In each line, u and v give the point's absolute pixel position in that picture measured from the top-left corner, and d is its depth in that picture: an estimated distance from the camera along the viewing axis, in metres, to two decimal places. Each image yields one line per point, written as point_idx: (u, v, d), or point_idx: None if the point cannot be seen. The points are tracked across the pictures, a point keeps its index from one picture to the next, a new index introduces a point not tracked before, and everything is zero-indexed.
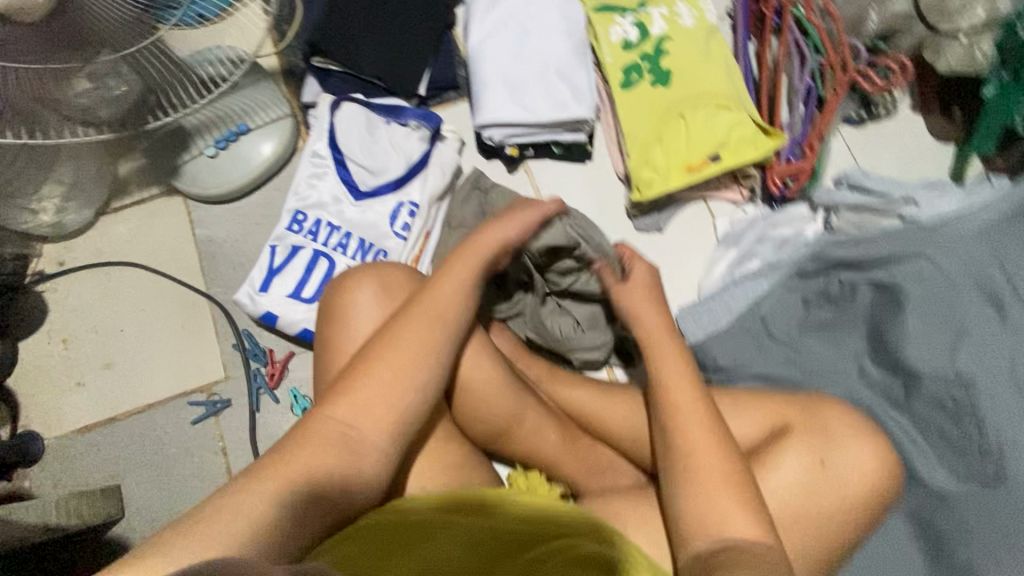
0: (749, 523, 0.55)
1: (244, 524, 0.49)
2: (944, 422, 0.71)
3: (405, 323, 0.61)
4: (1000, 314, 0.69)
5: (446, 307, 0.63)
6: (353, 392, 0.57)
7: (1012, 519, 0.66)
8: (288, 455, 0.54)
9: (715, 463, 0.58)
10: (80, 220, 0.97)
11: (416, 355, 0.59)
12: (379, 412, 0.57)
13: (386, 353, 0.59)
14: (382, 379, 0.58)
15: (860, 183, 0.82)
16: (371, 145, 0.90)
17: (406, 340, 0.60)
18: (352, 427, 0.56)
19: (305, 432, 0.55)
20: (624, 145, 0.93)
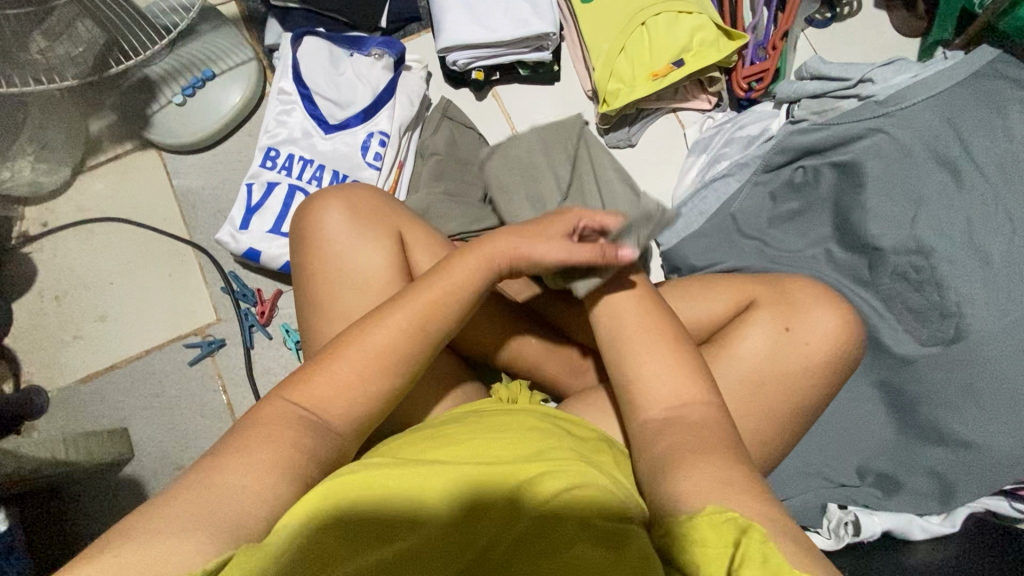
0: (688, 386, 0.53)
1: (210, 511, 0.41)
2: (908, 291, 0.74)
3: (390, 312, 0.53)
4: (955, 179, 0.74)
5: (445, 293, 0.55)
6: (321, 376, 0.50)
7: (972, 373, 0.70)
8: (246, 439, 0.46)
9: (658, 340, 0.56)
10: (58, 179, 0.98)
11: (400, 346, 0.52)
12: (350, 398, 0.50)
13: (366, 343, 0.52)
14: (355, 366, 0.51)
15: (820, 71, 0.84)
16: (336, 77, 0.91)
17: (386, 332, 0.52)
18: (316, 410, 0.49)
19: (265, 415, 0.48)
20: (591, 59, 0.93)
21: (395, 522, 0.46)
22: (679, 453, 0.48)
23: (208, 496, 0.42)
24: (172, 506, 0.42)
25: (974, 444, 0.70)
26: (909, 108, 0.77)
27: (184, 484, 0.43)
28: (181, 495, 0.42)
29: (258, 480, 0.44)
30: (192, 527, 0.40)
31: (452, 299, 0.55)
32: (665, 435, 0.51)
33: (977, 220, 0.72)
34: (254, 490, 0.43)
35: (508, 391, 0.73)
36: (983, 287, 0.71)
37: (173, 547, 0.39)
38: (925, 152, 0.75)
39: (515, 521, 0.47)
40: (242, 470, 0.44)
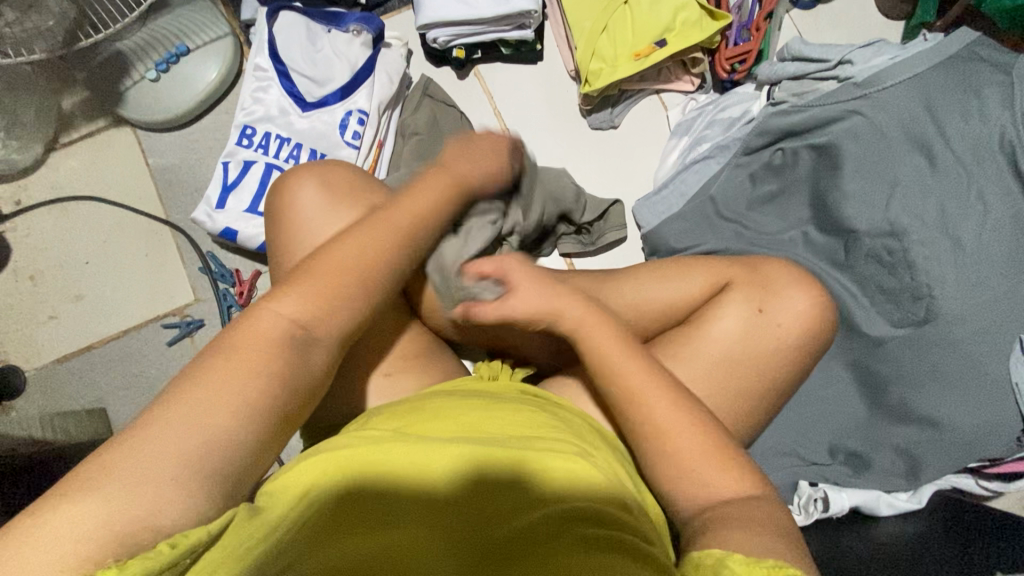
0: (732, 479, 0.53)
1: (181, 462, 0.41)
2: (881, 274, 0.74)
3: (341, 239, 0.55)
4: (930, 162, 0.74)
5: (399, 218, 0.58)
6: (282, 300, 0.50)
7: (940, 354, 0.71)
8: (214, 371, 0.45)
9: (689, 430, 0.54)
10: (30, 156, 0.96)
11: (358, 269, 0.54)
12: (306, 321, 0.50)
13: (323, 261, 0.53)
14: (314, 288, 0.52)
15: (801, 53, 0.84)
16: (314, 54, 0.89)
17: (349, 249, 0.54)
18: (296, 327, 0.50)
19: (216, 358, 0.46)
20: (573, 39, 0.92)
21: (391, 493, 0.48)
22: (725, 532, 0.48)
23: (179, 440, 0.42)
24: (142, 451, 0.41)
25: (941, 423, 0.71)
26: (887, 90, 0.77)
27: (146, 422, 0.42)
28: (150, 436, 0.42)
29: (226, 422, 0.43)
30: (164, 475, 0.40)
31: (404, 226, 0.58)
32: (712, 524, 0.50)
33: (949, 202, 0.73)
34: (225, 433, 0.43)
35: (488, 367, 0.73)
36: (953, 270, 0.72)
37: (144, 499, 0.39)
38: (902, 135, 0.75)
39: (496, 492, 0.49)
40: (200, 412, 0.43)
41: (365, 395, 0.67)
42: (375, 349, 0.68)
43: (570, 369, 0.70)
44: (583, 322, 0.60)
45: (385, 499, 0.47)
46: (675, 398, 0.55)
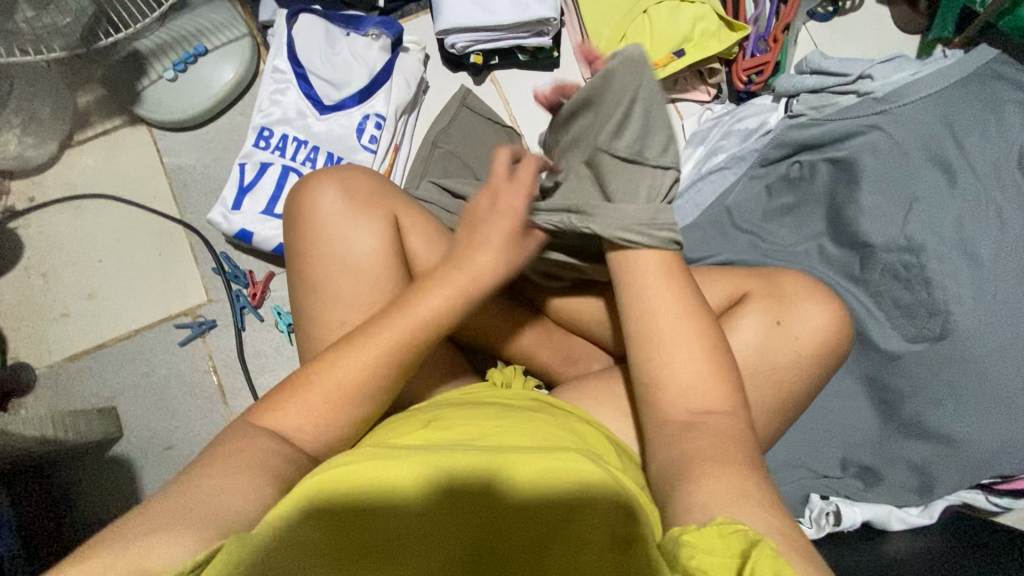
0: (711, 380, 0.50)
1: (175, 510, 0.41)
2: (898, 289, 0.74)
3: (356, 347, 0.52)
4: (947, 178, 0.74)
5: (411, 335, 0.53)
6: (289, 407, 0.50)
7: (956, 370, 0.72)
8: (217, 456, 0.46)
9: (685, 333, 0.51)
10: (45, 153, 0.95)
11: (366, 378, 0.51)
12: (315, 430, 0.51)
13: (325, 376, 0.51)
14: (318, 398, 0.51)
15: (820, 66, 0.84)
16: (333, 57, 0.89)
17: (358, 362, 0.51)
18: (290, 441, 0.50)
19: (234, 432, 0.49)
20: (592, 47, 0.92)
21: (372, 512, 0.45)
22: (699, 470, 0.45)
23: (175, 499, 0.42)
24: (144, 510, 0.41)
25: (955, 439, 0.72)
26: (906, 106, 0.77)
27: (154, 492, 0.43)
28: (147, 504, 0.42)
29: (225, 472, 0.44)
30: (159, 523, 0.40)
31: (411, 339, 0.52)
32: (691, 436, 0.48)
33: (966, 218, 0.73)
34: (219, 488, 0.43)
35: (501, 375, 0.73)
36: (970, 287, 0.72)
37: (141, 546, 0.38)
38: (920, 151, 0.75)
39: (473, 503, 0.47)
40: (219, 468, 0.45)
41: (380, 402, 0.67)
42: None
43: (586, 378, 0.70)
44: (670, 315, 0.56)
45: (361, 517, 0.45)
46: (679, 294, 0.53)
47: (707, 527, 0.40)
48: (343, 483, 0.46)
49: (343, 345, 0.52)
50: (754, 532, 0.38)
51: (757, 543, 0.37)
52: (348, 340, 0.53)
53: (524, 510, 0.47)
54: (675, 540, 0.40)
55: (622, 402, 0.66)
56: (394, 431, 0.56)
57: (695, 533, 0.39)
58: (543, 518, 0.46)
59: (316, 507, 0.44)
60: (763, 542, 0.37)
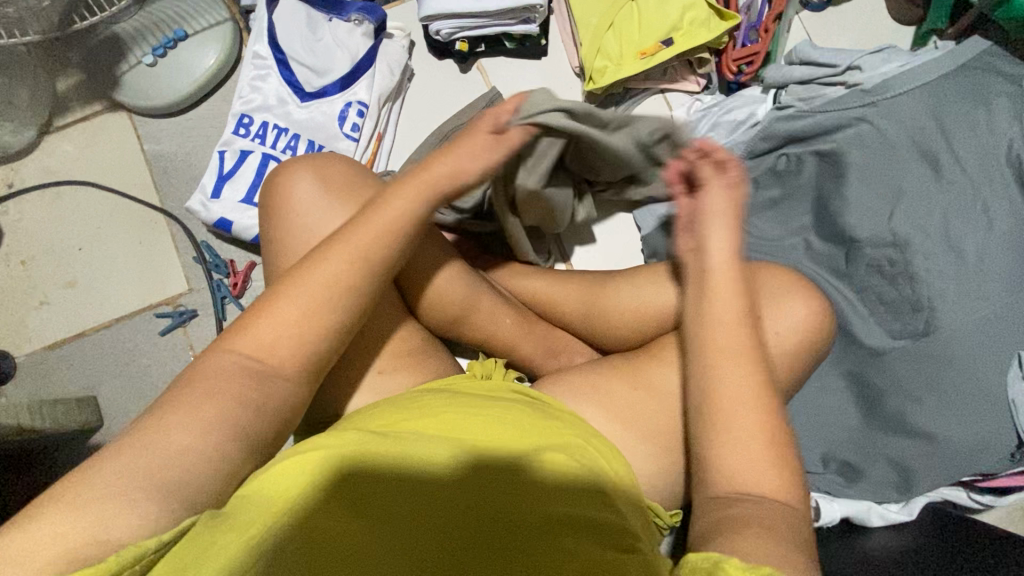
0: (758, 410, 0.49)
1: (145, 481, 0.41)
2: (883, 285, 0.74)
3: (330, 255, 0.51)
4: (935, 173, 0.73)
5: (377, 242, 0.53)
6: (260, 323, 0.49)
7: (939, 367, 0.71)
8: (188, 397, 0.45)
9: (748, 394, 0.49)
10: (24, 139, 0.94)
11: (335, 292, 0.51)
12: (282, 347, 0.49)
13: (300, 289, 0.50)
14: (292, 310, 0.50)
15: (809, 57, 0.83)
16: (314, 43, 0.87)
17: (325, 271, 0.51)
18: (256, 357, 0.48)
19: (192, 377, 0.47)
20: (580, 35, 0.91)
21: (375, 494, 0.48)
22: (740, 529, 0.44)
23: (146, 460, 0.41)
24: (113, 468, 0.41)
25: (936, 437, 0.71)
26: (896, 98, 0.75)
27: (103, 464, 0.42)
28: (115, 459, 0.41)
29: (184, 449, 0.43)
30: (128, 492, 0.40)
31: (387, 237, 0.53)
32: (728, 501, 0.47)
33: (953, 214, 0.72)
34: (194, 453, 0.43)
35: (481, 366, 0.72)
36: (955, 283, 0.71)
37: (105, 515, 0.39)
38: (909, 144, 0.74)
39: (481, 497, 0.49)
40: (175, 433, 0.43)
41: (356, 393, 0.66)
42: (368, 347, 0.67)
43: (565, 372, 0.70)
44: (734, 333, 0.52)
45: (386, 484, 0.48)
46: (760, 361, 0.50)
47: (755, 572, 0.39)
48: (346, 465, 0.48)
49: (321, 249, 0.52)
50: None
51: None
52: (326, 250, 0.52)
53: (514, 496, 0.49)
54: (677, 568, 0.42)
55: (600, 395, 0.66)
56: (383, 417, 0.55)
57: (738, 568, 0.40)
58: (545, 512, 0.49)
59: (327, 480, 0.47)
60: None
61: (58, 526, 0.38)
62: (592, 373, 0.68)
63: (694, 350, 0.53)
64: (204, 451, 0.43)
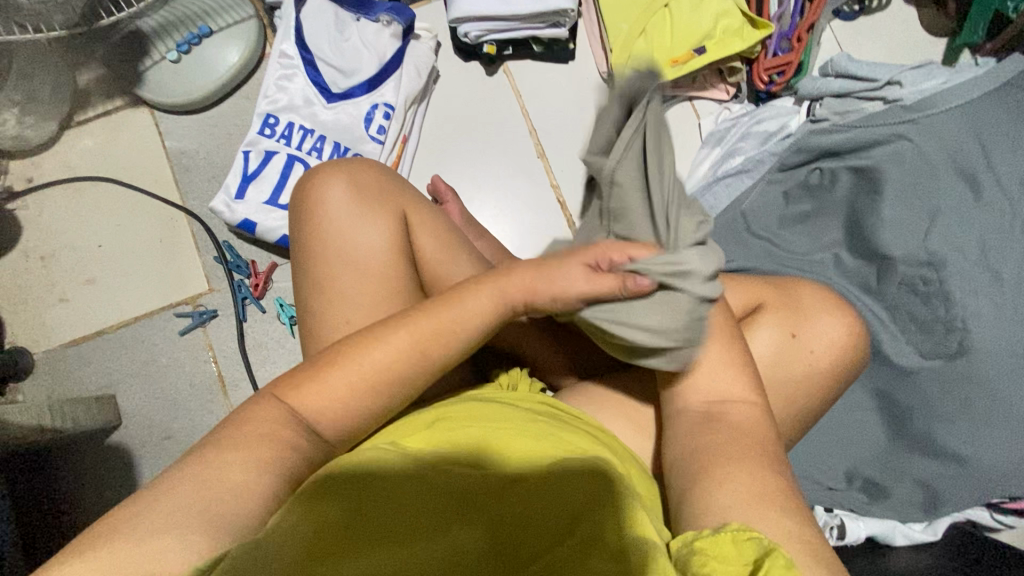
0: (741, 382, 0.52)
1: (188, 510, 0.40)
2: (915, 304, 0.73)
3: (391, 333, 0.52)
4: (973, 192, 0.72)
5: (435, 334, 0.52)
6: (320, 382, 0.50)
7: (970, 389, 0.70)
8: (226, 440, 0.45)
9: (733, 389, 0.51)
10: (44, 133, 0.93)
11: (391, 370, 0.51)
12: (334, 415, 0.49)
13: (361, 360, 0.50)
14: (352, 379, 0.50)
15: (847, 70, 0.82)
16: (341, 43, 0.86)
17: (386, 354, 0.51)
18: (307, 417, 0.48)
19: (246, 412, 0.48)
20: (609, 41, 0.89)
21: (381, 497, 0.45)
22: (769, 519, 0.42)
23: (187, 490, 0.41)
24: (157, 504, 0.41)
25: (964, 458, 0.71)
26: (935, 115, 0.75)
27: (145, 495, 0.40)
28: (161, 493, 0.41)
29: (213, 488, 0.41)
30: (174, 521, 0.39)
31: (457, 326, 0.53)
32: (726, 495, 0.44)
33: (990, 234, 0.71)
34: (227, 482, 0.42)
35: (508, 376, 0.71)
36: (990, 305, 0.70)
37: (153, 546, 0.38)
38: (947, 162, 0.73)
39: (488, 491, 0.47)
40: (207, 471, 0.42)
41: None
42: None
43: (593, 385, 0.69)
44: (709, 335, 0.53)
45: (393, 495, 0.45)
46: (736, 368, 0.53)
47: (721, 532, 0.41)
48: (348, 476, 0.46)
49: (386, 329, 0.52)
50: (767, 538, 0.39)
51: (768, 549, 0.38)
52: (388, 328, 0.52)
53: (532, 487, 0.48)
54: (688, 549, 0.41)
55: (630, 410, 0.65)
56: (389, 431, 0.55)
57: (708, 537, 0.41)
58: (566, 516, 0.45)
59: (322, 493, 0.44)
60: (772, 546, 0.39)
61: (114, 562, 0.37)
62: (622, 387, 0.68)
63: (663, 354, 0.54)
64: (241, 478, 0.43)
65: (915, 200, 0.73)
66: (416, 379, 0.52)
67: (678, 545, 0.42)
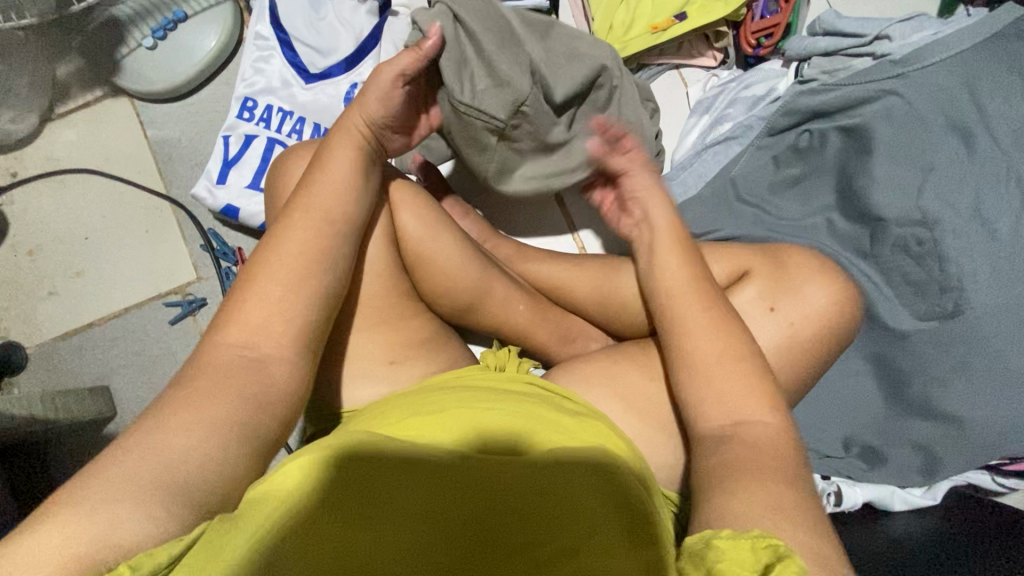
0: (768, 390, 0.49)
1: (157, 481, 0.40)
2: (909, 265, 0.71)
3: (293, 226, 0.54)
4: (967, 147, 0.70)
5: (336, 208, 0.56)
6: (245, 309, 0.50)
7: (967, 350, 0.69)
8: (181, 400, 0.45)
9: (706, 331, 0.53)
10: (25, 127, 0.92)
11: (314, 255, 0.53)
12: (281, 336, 0.50)
13: (273, 265, 0.52)
14: (276, 297, 0.51)
15: (833, 27, 0.80)
16: (316, 21, 0.84)
17: (295, 258, 0.52)
18: (245, 347, 0.49)
19: (199, 364, 0.48)
20: (591, 10, 0.89)
21: (385, 477, 0.46)
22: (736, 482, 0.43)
23: (154, 461, 0.41)
24: (115, 474, 0.39)
25: (962, 420, 0.69)
26: (926, 69, 0.72)
27: (111, 463, 0.40)
28: (117, 460, 0.41)
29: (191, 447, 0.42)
30: (140, 494, 0.39)
31: (341, 196, 0.56)
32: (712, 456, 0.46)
33: (985, 189, 0.69)
34: (199, 453, 0.42)
35: (495, 356, 0.70)
36: (987, 262, 0.68)
37: (107, 519, 0.37)
38: (940, 117, 0.71)
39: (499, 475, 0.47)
40: (180, 429, 0.43)
41: (368, 384, 0.65)
42: (381, 335, 0.66)
43: (580, 359, 0.68)
44: (690, 303, 0.55)
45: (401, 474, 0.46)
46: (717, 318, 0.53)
47: (741, 538, 0.37)
48: (348, 456, 0.46)
49: (280, 227, 0.54)
50: (787, 547, 0.35)
51: (783, 558, 0.34)
52: (312, 240, 0.54)
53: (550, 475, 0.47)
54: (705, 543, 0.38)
55: (618, 383, 0.64)
56: (377, 417, 0.55)
57: (727, 539, 0.37)
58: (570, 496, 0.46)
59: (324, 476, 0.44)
60: (789, 557, 0.34)
61: (56, 529, 0.36)
62: (609, 359, 0.67)
63: (683, 363, 0.53)
64: (217, 454, 0.43)
65: (908, 157, 0.71)
66: (341, 243, 0.55)
67: (689, 541, 0.40)
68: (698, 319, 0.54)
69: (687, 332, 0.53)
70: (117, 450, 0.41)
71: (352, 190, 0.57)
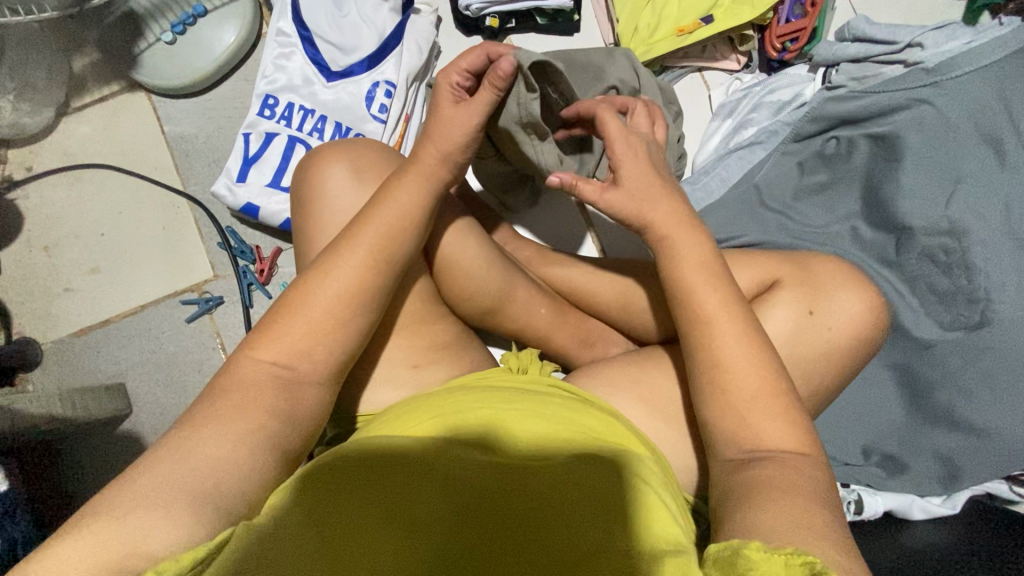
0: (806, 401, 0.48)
1: (194, 489, 0.40)
2: (935, 275, 0.71)
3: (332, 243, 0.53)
4: (997, 157, 0.70)
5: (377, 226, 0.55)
6: (280, 321, 0.49)
7: (992, 360, 0.69)
8: (212, 412, 0.44)
9: (734, 351, 0.50)
10: (40, 121, 0.91)
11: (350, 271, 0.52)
12: (310, 344, 0.49)
13: (310, 281, 0.51)
14: (313, 313, 0.50)
15: (865, 34, 0.79)
16: (340, 19, 0.84)
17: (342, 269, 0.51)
18: (278, 359, 0.48)
19: (231, 373, 0.47)
20: (615, 11, 0.89)
21: (395, 473, 0.46)
22: (770, 492, 0.43)
23: (185, 469, 0.40)
24: (146, 480, 0.39)
25: (985, 430, 0.69)
26: (958, 78, 0.72)
27: (138, 471, 0.40)
28: (145, 470, 0.40)
29: (221, 459, 0.42)
30: (174, 502, 0.38)
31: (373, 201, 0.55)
32: (747, 469, 0.46)
33: (1015, 201, 0.69)
34: (231, 463, 0.42)
35: (518, 359, 0.69)
36: (1014, 273, 0.68)
37: (144, 526, 0.37)
38: (971, 127, 0.71)
39: (509, 473, 0.47)
40: (210, 442, 0.42)
41: (393, 388, 0.64)
42: (405, 339, 0.66)
43: (604, 365, 0.68)
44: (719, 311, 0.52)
45: (410, 470, 0.47)
46: (744, 328, 0.51)
47: (772, 552, 0.36)
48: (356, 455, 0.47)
49: None
50: (822, 564, 0.34)
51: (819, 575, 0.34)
52: (347, 252, 0.52)
53: (561, 474, 0.48)
54: (733, 550, 0.38)
55: (644, 391, 0.64)
56: (392, 419, 0.55)
57: (759, 550, 0.37)
58: (580, 493, 0.47)
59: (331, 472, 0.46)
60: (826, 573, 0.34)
61: (94, 540, 0.36)
62: (634, 365, 0.66)
63: (706, 379, 0.50)
64: (250, 467, 0.43)
65: (936, 167, 0.71)
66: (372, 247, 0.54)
67: (716, 548, 0.39)
68: (722, 335, 0.50)
69: (712, 348, 0.50)
70: (147, 459, 0.41)
71: (385, 197, 0.56)
